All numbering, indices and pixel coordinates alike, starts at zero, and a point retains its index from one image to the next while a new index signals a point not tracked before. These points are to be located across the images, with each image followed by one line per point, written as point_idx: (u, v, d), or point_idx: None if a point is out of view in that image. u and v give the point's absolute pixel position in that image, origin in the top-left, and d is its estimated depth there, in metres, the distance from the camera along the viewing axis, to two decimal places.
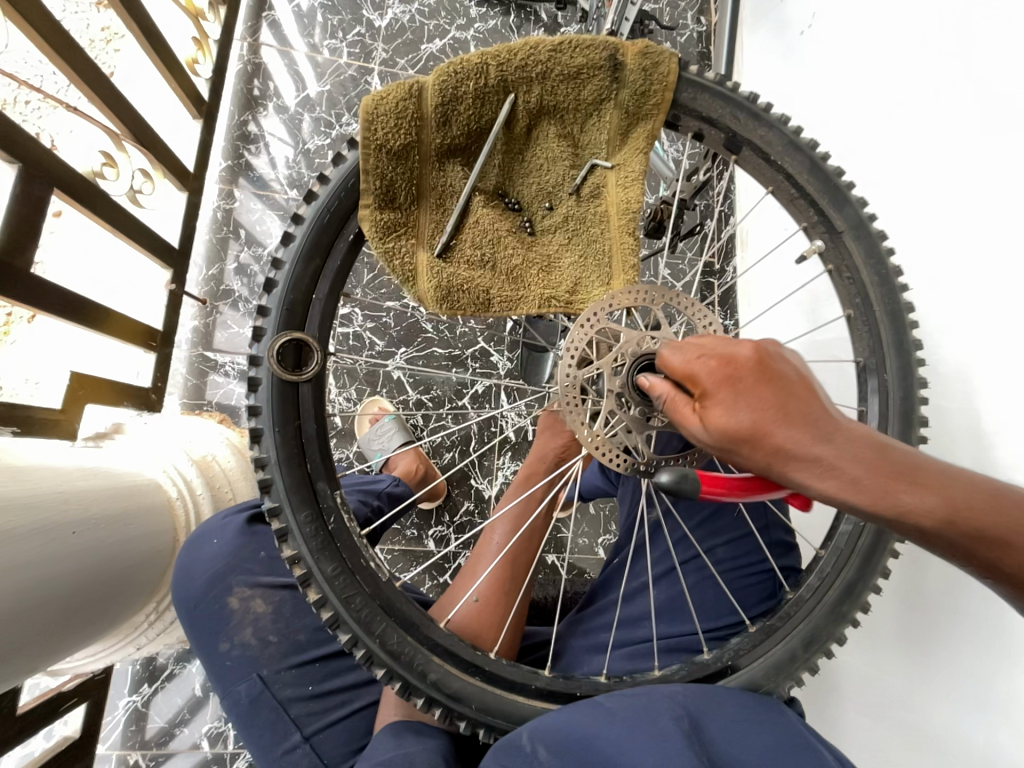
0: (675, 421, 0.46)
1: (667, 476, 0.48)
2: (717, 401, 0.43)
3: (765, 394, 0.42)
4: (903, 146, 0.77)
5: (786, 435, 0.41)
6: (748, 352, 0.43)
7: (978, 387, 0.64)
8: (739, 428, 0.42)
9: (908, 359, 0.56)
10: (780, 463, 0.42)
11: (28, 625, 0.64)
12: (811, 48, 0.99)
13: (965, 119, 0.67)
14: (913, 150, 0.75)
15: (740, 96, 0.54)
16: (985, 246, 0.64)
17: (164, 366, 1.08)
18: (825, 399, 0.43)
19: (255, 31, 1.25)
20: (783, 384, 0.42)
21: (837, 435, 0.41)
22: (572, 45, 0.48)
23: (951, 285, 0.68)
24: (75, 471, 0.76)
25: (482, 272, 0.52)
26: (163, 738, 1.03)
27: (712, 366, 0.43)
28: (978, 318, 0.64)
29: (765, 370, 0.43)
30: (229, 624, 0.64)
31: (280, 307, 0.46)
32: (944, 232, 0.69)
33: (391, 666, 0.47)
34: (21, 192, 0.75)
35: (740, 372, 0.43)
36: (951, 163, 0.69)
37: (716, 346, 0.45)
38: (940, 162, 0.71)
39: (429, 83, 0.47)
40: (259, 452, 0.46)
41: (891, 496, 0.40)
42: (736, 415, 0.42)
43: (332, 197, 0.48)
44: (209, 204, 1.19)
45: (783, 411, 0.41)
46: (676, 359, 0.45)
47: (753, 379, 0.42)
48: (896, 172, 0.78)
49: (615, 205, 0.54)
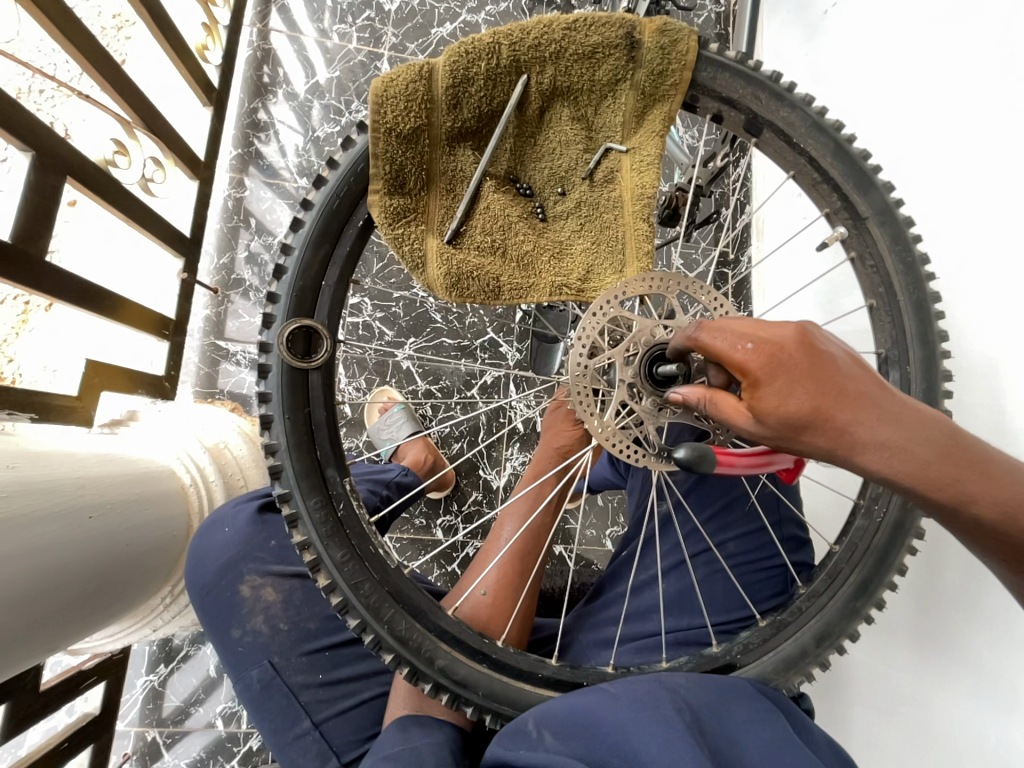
0: (721, 402, 0.44)
1: (684, 452, 0.46)
2: (773, 382, 0.40)
3: (822, 377, 0.40)
4: (930, 129, 0.74)
5: (851, 417, 0.39)
6: (791, 334, 0.40)
7: (1004, 381, 0.62)
8: (799, 413, 0.39)
9: (932, 351, 0.55)
10: (836, 445, 0.40)
11: (49, 606, 0.66)
12: (835, 29, 0.95)
13: (998, 100, 0.64)
14: (941, 133, 0.72)
15: (761, 75, 0.52)
16: (1015, 233, 0.61)
17: (177, 354, 1.10)
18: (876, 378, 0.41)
19: (264, 16, 1.24)
20: (834, 365, 0.40)
21: (896, 418, 0.39)
22: (588, 22, 0.47)
23: (978, 275, 0.66)
24: (92, 457, 0.77)
25: (492, 258, 0.51)
26: (179, 717, 1.05)
27: (769, 347, 0.40)
28: (1006, 312, 0.62)
29: (819, 350, 0.41)
30: (242, 609, 0.64)
31: (290, 294, 0.46)
32: (972, 219, 0.67)
33: (399, 651, 0.48)
34: (34, 180, 0.76)
35: (793, 356, 0.40)
36: (981, 147, 0.66)
37: (756, 327, 0.41)
38: (968, 145, 0.68)
39: (440, 64, 0.46)
40: (269, 439, 0.46)
41: (945, 479, 0.39)
42: (795, 398, 0.39)
43: (342, 183, 0.47)
44: (220, 192, 1.19)
45: (842, 393, 0.39)
46: (716, 345, 0.42)
47: (808, 359, 0.40)
48: (922, 157, 0.75)
49: (630, 190, 0.52)
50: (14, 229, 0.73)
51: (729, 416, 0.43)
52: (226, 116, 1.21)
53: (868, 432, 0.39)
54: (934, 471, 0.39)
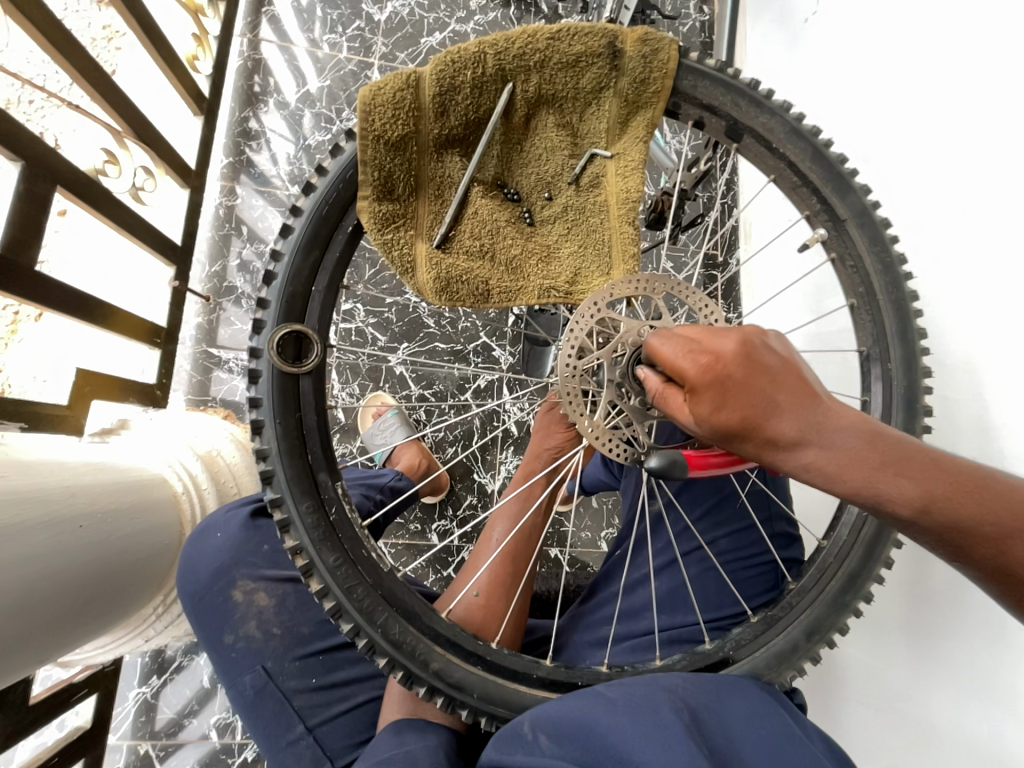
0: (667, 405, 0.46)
1: (657, 461, 0.51)
2: (706, 391, 0.41)
3: (755, 388, 0.41)
4: (908, 133, 0.76)
5: (777, 427, 0.41)
6: (733, 345, 0.42)
7: (984, 377, 0.63)
8: (728, 422, 0.41)
9: (912, 349, 0.56)
10: (764, 452, 0.42)
11: (41, 616, 0.65)
12: (816, 37, 0.97)
13: (969, 106, 0.66)
14: (918, 137, 0.74)
15: (741, 83, 0.54)
16: (989, 233, 0.63)
17: (168, 362, 1.09)
18: (815, 387, 0.42)
19: (255, 26, 1.25)
20: (775, 377, 0.42)
21: (825, 428, 0.41)
22: (571, 33, 0.48)
23: (956, 276, 0.67)
24: (82, 466, 0.77)
25: (481, 261, 0.52)
26: (173, 729, 1.04)
27: (708, 358, 0.41)
28: (984, 311, 0.64)
29: (758, 360, 0.42)
30: (235, 615, 0.64)
31: (280, 299, 0.47)
32: (949, 220, 0.69)
33: (393, 655, 0.48)
34: (24, 189, 0.76)
35: (730, 368, 0.41)
36: (956, 151, 0.68)
37: (701, 338, 0.43)
38: (944, 148, 0.70)
39: (427, 73, 0.47)
40: (260, 444, 0.46)
41: (870, 487, 0.40)
42: (725, 407, 0.41)
43: (330, 189, 0.48)
44: (211, 201, 1.20)
45: (772, 403, 0.41)
46: (665, 353, 0.44)
47: (744, 369, 0.41)
48: (900, 160, 0.77)
49: (615, 194, 0.53)
50: (4, 240, 0.73)
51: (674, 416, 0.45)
52: (217, 125, 1.21)
53: (794, 441, 0.41)
54: (873, 476, 0.40)
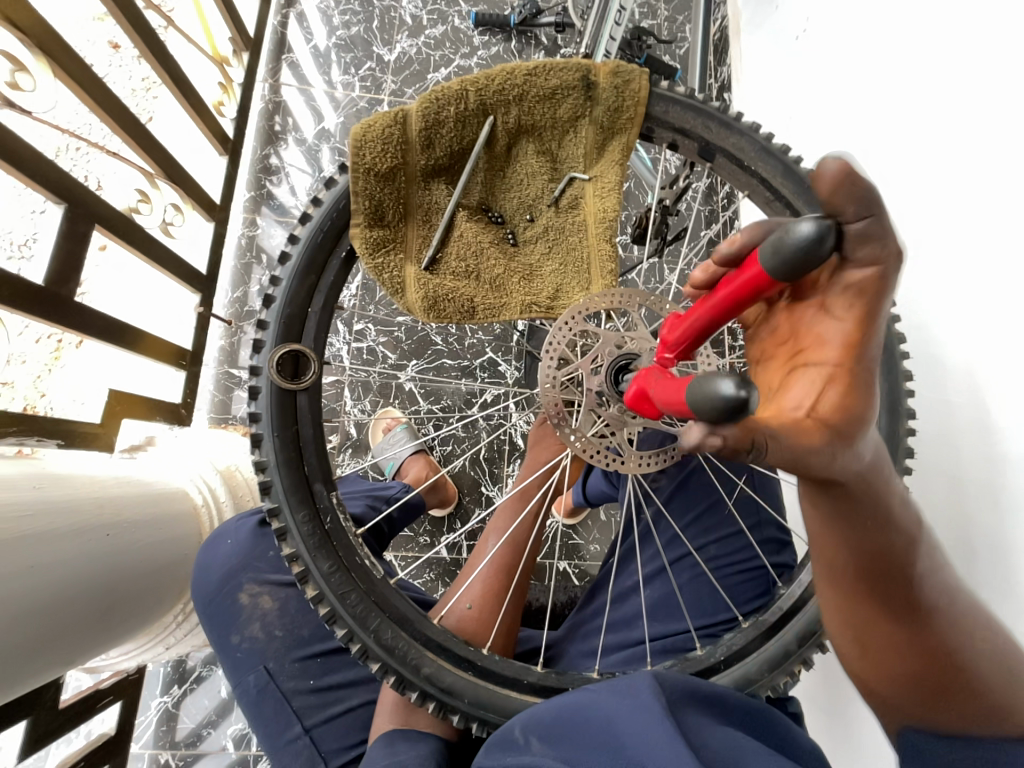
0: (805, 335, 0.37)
1: (809, 228, 0.32)
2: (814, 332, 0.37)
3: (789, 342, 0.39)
4: (883, 145, 0.77)
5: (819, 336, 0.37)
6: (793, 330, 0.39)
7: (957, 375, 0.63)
8: (810, 336, 0.37)
9: (894, 375, 0.57)
10: (801, 351, 0.37)
11: (71, 619, 0.70)
12: (803, 53, 1.00)
13: (941, 120, 0.67)
14: (893, 151, 0.75)
15: (710, 107, 0.57)
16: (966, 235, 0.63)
17: (192, 383, 1.16)
18: (810, 365, 0.36)
19: (276, 72, 1.36)
20: (801, 339, 0.38)
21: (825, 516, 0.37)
22: (547, 68, 0.52)
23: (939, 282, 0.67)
24: (111, 479, 0.82)
25: (467, 282, 0.56)
26: (192, 740, 1.07)
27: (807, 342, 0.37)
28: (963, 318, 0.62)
29: (801, 335, 0.38)
30: (241, 617, 0.67)
31: (278, 320, 0.51)
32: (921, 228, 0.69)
33: (386, 660, 0.50)
34: (65, 228, 0.84)
35: (809, 348, 0.37)
36: (932, 156, 0.68)
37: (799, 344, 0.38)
38: (918, 159, 0.71)
39: (413, 110, 0.51)
40: (259, 456, 0.50)
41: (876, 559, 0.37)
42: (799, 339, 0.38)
43: (325, 218, 0.53)
44: (235, 232, 1.28)
45: (803, 352, 0.37)
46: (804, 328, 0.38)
47: (799, 338, 0.38)
48: (878, 168, 0.78)
49: (593, 215, 0.57)
50: (48, 275, 0.82)
51: (813, 336, 0.37)
52: (241, 163, 1.31)
53: (805, 362, 0.37)
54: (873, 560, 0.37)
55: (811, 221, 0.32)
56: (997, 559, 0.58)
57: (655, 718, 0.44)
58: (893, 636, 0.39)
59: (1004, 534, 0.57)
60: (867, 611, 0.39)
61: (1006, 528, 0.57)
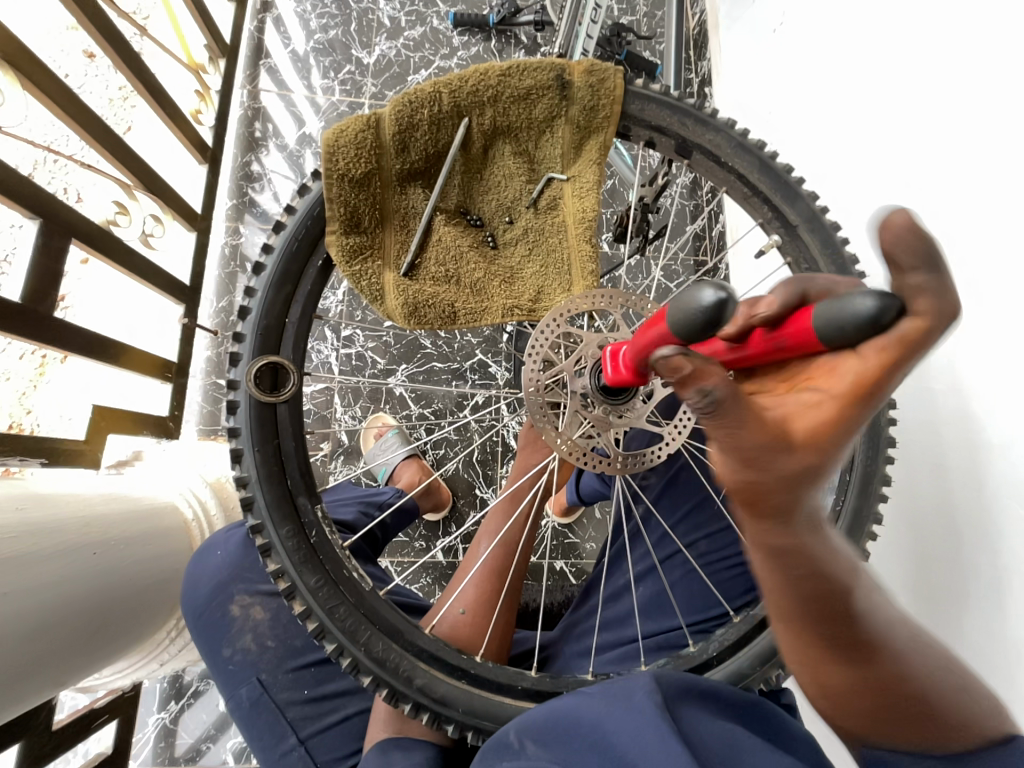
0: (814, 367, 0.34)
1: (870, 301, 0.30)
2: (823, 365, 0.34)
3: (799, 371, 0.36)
4: (861, 137, 0.78)
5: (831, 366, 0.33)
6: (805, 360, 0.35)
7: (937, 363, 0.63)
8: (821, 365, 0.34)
9: None
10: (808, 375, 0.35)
11: (59, 639, 0.69)
12: (781, 46, 1.00)
13: (916, 109, 0.68)
14: (871, 142, 0.76)
15: (686, 105, 0.57)
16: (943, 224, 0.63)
17: (179, 395, 1.14)
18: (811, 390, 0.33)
19: (254, 78, 1.34)
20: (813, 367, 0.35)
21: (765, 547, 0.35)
22: (520, 69, 0.52)
23: None
24: (97, 496, 0.81)
25: (447, 286, 0.55)
26: (191, 755, 1.06)
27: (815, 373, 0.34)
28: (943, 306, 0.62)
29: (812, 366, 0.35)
30: (232, 629, 0.67)
31: (255, 333, 0.50)
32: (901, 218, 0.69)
33: (377, 673, 0.50)
34: (41, 244, 0.83)
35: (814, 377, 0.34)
36: (908, 147, 0.69)
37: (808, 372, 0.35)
38: (895, 149, 0.71)
39: (385, 114, 0.51)
40: (240, 472, 0.49)
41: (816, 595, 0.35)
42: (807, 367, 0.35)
43: (300, 226, 0.52)
44: (218, 241, 1.27)
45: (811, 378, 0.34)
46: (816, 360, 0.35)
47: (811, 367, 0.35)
48: (856, 159, 0.79)
49: (572, 215, 0.57)
50: (25, 291, 0.80)
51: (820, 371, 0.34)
52: (222, 171, 1.29)
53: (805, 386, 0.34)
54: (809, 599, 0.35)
55: (876, 296, 0.30)
56: (983, 546, 0.58)
57: (649, 719, 0.44)
58: (833, 666, 0.38)
59: (989, 522, 0.57)
60: (810, 643, 0.38)
61: (990, 514, 0.57)
